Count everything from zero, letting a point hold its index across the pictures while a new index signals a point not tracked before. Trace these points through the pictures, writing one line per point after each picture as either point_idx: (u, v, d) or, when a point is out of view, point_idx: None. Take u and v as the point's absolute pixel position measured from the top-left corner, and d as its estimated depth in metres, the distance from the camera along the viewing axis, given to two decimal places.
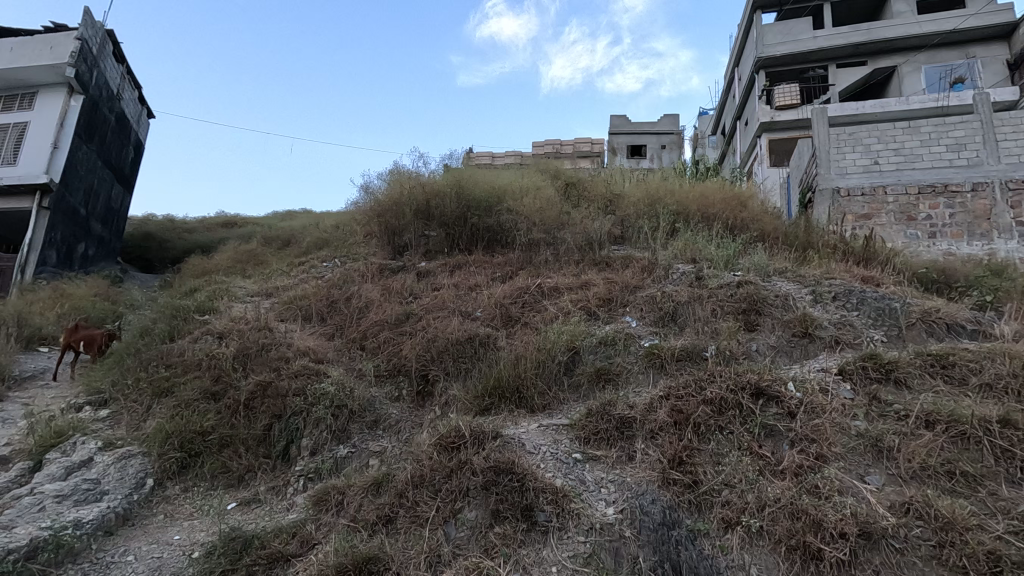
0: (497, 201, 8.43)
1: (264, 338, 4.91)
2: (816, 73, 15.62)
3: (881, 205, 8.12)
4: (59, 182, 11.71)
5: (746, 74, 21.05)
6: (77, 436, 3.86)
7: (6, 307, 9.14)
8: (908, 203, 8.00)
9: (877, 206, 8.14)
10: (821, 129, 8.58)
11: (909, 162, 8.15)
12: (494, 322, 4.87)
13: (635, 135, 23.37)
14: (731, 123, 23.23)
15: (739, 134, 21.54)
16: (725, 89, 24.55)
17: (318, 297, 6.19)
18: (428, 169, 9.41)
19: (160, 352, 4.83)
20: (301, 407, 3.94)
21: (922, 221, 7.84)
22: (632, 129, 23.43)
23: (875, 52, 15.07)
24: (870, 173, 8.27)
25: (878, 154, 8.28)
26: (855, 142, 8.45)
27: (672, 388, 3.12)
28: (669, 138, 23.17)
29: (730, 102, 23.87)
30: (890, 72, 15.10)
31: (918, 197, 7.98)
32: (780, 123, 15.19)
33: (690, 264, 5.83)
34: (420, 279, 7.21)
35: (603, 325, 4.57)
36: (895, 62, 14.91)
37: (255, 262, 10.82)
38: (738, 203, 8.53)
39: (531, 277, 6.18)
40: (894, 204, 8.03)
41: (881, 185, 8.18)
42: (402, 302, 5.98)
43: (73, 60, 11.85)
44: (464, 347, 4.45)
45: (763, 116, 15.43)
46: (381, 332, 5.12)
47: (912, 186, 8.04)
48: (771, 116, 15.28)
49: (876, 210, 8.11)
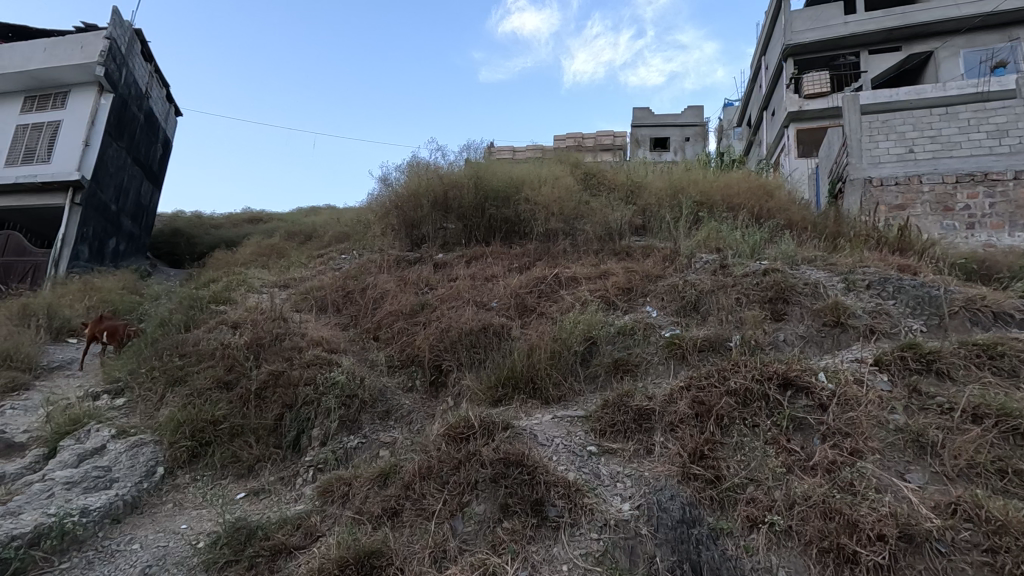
0: (514, 192, 8.30)
1: (279, 327, 4.89)
2: (848, 60, 15.08)
3: (916, 195, 7.71)
4: (91, 178, 11.96)
5: (773, 63, 20.50)
6: (91, 424, 3.86)
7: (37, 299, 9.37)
8: (945, 193, 7.59)
9: (911, 196, 7.73)
10: (852, 116, 8.24)
11: (946, 150, 7.79)
12: (509, 311, 4.76)
13: (658, 127, 22.96)
14: (757, 113, 22.63)
15: (766, 125, 21.01)
16: (751, 79, 23.96)
17: (334, 288, 6.15)
18: (446, 160, 9.33)
19: (176, 341, 4.83)
20: (312, 396, 3.89)
21: (960, 212, 7.45)
22: (655, 121, 23.02)
23: (910, 36, 14.45)
24: (905, 162, 7.87)
25: (913, 142, 7.91)
26: (889, 129, 8.06)
27: (694, 378, 2.96)
28: (692, 130, 22.73)
29: (757, 91, 23.26)
30: (925, 57, 14.48)
31: (955, 186, 7.57)
32: (809, 112, 14.71)
33: (712, 253, 5.62)
34: (436, 271, 7.12)
35: (622, 314, 4.42)
36: (931, 46, 14.27)
37: (276, 255, 10.90)
38: (764, 192, 8.24)
39: (548, 267, 6.04)
40: (929, 194, 7.62)
41: (916, 174, 7.76)
42: (418, 293, 5.91)
43: (102, 59, 12.05)
44: (479, 336, 4.34)
45: (791, 105, 14.96)
46: (395, 323, 5.04)
47: (949, 175, 7.62)
48: (800, 105, 14.79)
49: (911, 200, 7.71)
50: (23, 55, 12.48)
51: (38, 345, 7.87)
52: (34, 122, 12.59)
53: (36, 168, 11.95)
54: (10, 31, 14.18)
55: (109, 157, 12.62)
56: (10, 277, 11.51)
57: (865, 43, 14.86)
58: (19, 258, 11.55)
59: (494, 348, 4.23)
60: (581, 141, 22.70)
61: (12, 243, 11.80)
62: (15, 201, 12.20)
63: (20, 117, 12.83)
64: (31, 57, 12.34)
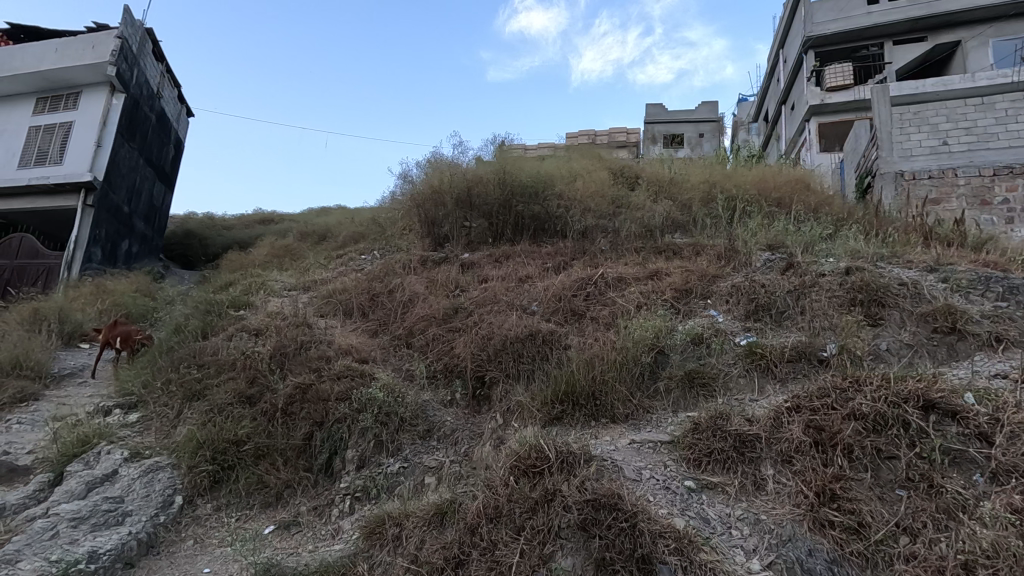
0: (541, 189, 7.87)
1: (303, 335, 4.51)
2: (872, 51, 14.50)
3: (952, 188, 7.15)
4: (104, 180, 11.69)
5: (792, 57, 19.91)
6: (102, 445, 3.49)
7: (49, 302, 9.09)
8: (982, 186, 7.05)
9: (946, 189, 7.16)
10: (881, 110, 7.66)
11: (983, 142, 7.31)
12: (556, 315, 4.34)
13: (673, 124, 22.42)
14: (775, 107, 21.97)
15: (784, 120, 20.45)
16: (769, 73, 23.34)
17: (360, 291, 5.75)
18: (467, 156, 8.91)
19: (194, 350, 4.45)
20: (346, 414, 3.51)
21: (999, 206, 6.90)
22: (669, 117, 22.48)
23: (936, 26, 13.81)
24: (939, 156, 7.36)
25: (947, 134, 7.37)
26: (921, 121, 7.54)
27: (801, 396, 2.50)
28: (707, 126, 22.18)
29: (775, 85, 22.62)
30: (952, 48, 13.83)
31: (993, 179, 7.03)
32: (831, 105, 14.12)
33: (771, 251, 5.15)
34: (464, 271, 6.70)
35: (685, 318, 3.98)
36: (958, 36, 13.62)
37: (293, 256, 10.53)
38: (806, 186, 7.77)
39: (588, 267, 5.60)
40: (965, 187, 7.09)
41: (951, 168, 7.21)
42: (449, 296, 5.49)
43: (114, 59, 11.75)
44: (526, 344, 3.91)
45: (813, 99, 14.39)
46: (428, 329, 4.63)
47: (986, 168, 7.10)
48: (822, 98, 14.22)
49: (946, 194, 7.15)
50: (34, 55, 12.22)
51: (50, 351, 7.56)
52: (46, 123, 12.34)
53: (49, 170, 11.69)
54: (21, 32, 13.95)
55: (122, 157, 12.34)
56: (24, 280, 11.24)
57: (889, 33, 14.24)
58: (33, 261, 11.28)
59: (544, 357, 3.80)
60: (596, 138, 22.18)
61: (24, 245, 11.52)
62: (27, 204, 11.95)
63: (32, 119, 12.59)
64: (43, 57, 12.08)
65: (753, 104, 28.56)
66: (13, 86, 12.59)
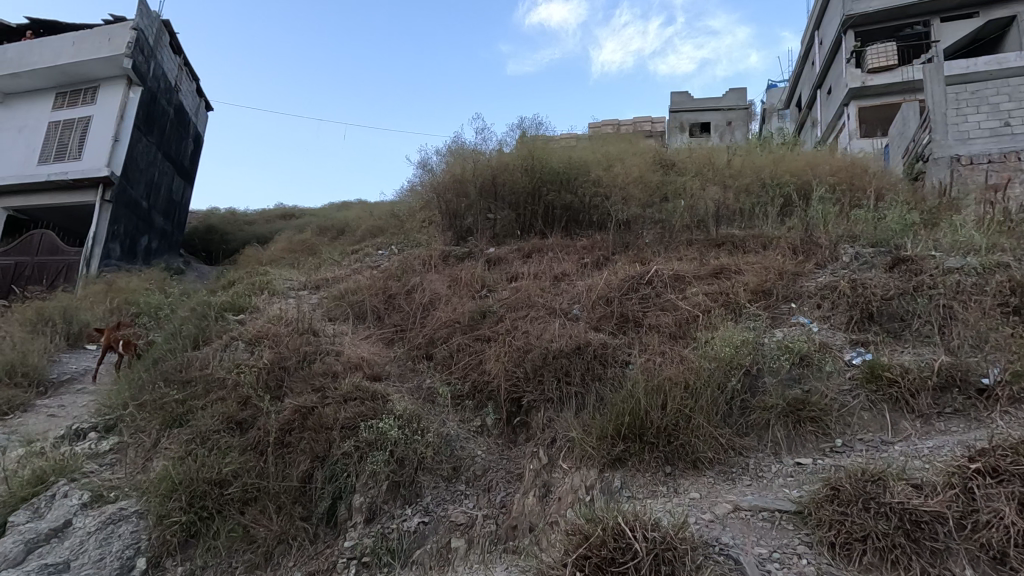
0: (574, 175, 7.06)
1: (307, 344, 3.88)
2: (916, 30, 13.34)
3: (1016, 172, 6.21)
4: (121, 175, 11.27)
5: (828, 38, 18.63)
6: (60, 486, 2.92)
7: (57, 301, 8.67)
8: None
9: (1009, 174, 6.22)
10: (935, 88, 6.83)
11: None
12: (606, 321, 3.61)
13: (698, 113, 21.22)
14: (810, 92, 20.75)
15: (820, 105, 19.23)
16: (802, 56, 22.11)
17: (376, 291, 5.09)
18: (489, 144, 8.18)
19: (181, 362, 3.84)
20: (353, 448, 2.85)
21: None
22: (695, 105, 21.33)
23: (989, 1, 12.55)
24: (1000, 138, 6.42)
25: (1009, 115, 6.49)
26: (980, 100, 6.68)
27: (992, 453, 1.75)
28: (735, 114, 20.97)
29: (809, 69, 21.39)
30: (1009, 22, 12.45)
31: None
32: (873, 87, 13.01)
33: (861, 245, 4.29)
34: (491, 268, 6.00)
35: (770, 327, 3.23)
36: (1014, 10, 12.25)
37: (308, 252, 9.96)
38: (862, 170, 6.78)
39: (634, 264, 4.87)
40: None
41: (1015, 151, 6.27)
42: (475, 297, 4.79)
43: (130, 52, 11.24)
44: (572, 360, 3.18)
45: (853, 81, 13.26)
46: (452, 337, 3.96)
47: None
48: (864, 80, 13.10)
49: (1009, 179, 6.18)
50: (50, 48, 11.75)
51: (50, 354, 7.07)
52: (64, 119, 11.90)
53: (67, 166, 11.26)
54: (38, 26, 13.52)
55: (139, 152, 11.91)
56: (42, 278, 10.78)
57: (936, 10, 13.01)
58: (53, 257, 10.87)
59: (595, 376, 3.07)
60: (621, 126, 21.21)
61: (45, 242, 11.08)
62: (43, 201, 11.60)
63: (51, 115, 12.16)
64: (60, 51, 11.60)
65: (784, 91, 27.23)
66: (31, 81, 12.15)
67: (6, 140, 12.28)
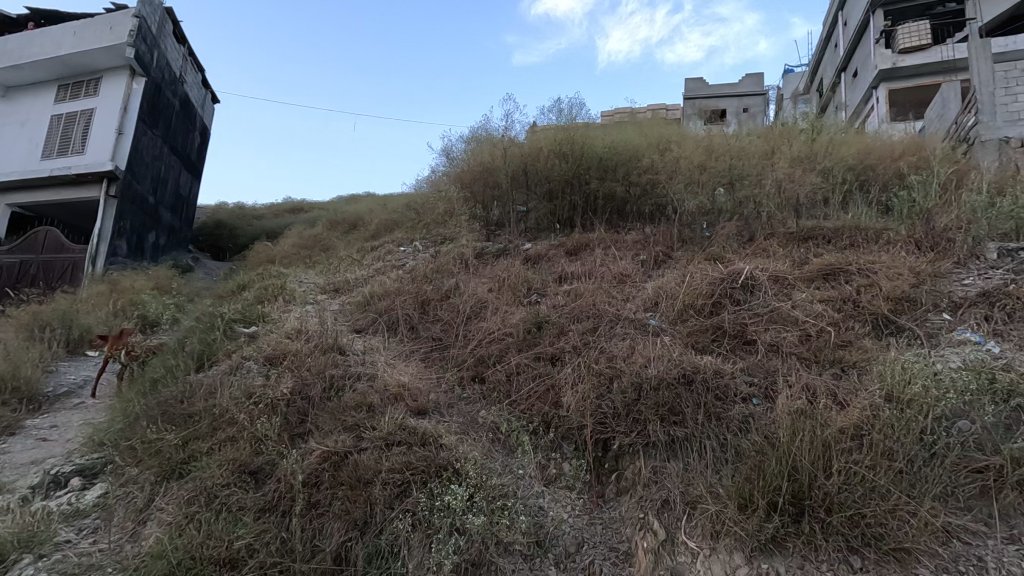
0: (623, 160, 6.16)
1: (334, 368, 3.21)
2: (949, 7, 12.22)
3: None
4: (126, 169, 10.62)
5: (854, 19, 17.57)
6: (24, 566, 2.26)
7: (59, 304, 8.03)
8: None
9: None
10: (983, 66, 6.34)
11: None
12: (702, 336, 2.91)
13: (713, 100, 20.19)
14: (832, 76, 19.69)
15: (844, 89, 18.20)
16: (825, 38, 21.03)
17: (407, 295, 4.40)
18: (512, 130, 7.41)
19: (181, 389, 3.18)
20: (406, 517, 2.21)
21: None
22: (711, 92, 20.39)
23: None
24: None
25: None
26: None
27: None
28: (753, 100, 19.93)
29: (832, 51, 20.29)
30: None
31: None
32: (904, 69, 11.98)
33: (1015, 242, 3.50)
34: (532, 268, 5.29)
35: (934, 349, 2.53)
36: None
37: (321, 249, 9.27)
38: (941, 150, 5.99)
39: (711, 264, 4.16)
40: None
41: None
42: (524, 304, 4.10)
43: (133, 40, 10.52)
44: (676, 393, 2.49)
45: (882, 62, 12.24)
46: (509, 356, 3.28)
47: None
48: (895, 61, 12.07)
49: None
50: (49, 38, 11.05)
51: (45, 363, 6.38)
52: (67, 112, 11.26)
53: (71, 160, 10.64)
54: (37, 16, 12.80)
55: (144, 145, 11.23)
56: (49, 277, 10.19)
57: None
58: (58, 255, 10.24)
59: (708, 414, 2.38)
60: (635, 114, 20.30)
61: (50, 239, 10.44)
62: (42, 197, 10.99)
63: (54, 108, 11.49)
64: (61, 41, 10.90)
65: (801, 76, 26.10)
66: (33, 73, 11.45)
67: (8, 135, 11.63)
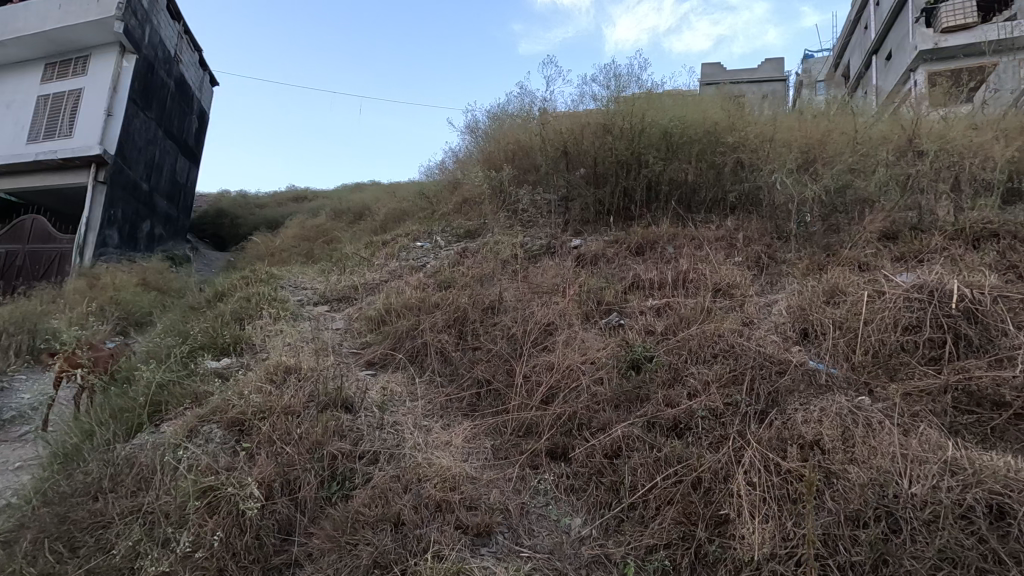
0: (698, 138, 4.88)
1: (337, 443, 2.07)
2: None
3: None
4: (118, 155, 9.35)
5: None
6: None
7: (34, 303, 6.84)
8: None
9: None
10: None
11: None
12: (937, 409, 1.80)
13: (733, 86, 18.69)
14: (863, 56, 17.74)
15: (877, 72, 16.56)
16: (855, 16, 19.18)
17: (436, 312, 3.25)
18: (542, 104, 6.19)
19: (102, 473, 2.02)
20: None
21: None
22: (729, 77, 18.88)
23: None
24: None
25: None
26: None
27: None
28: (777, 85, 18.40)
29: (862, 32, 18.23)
30: None
31: None
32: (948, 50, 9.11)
33: None
34: (591, 272, 4.14)
35: None
36: None
37: (323, 242, 8.08)
38: None
39: (860, 275, 2.99)
40: None
41: None
42: (603, 328, 2.95)
43: (121, 13, 9.08)
44: (984, 538, 1.33)
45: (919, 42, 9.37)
46: (603, 422, 2.13)
47: None
48: (935, 42, 9.22)
49: None
50: (31, 10, 9.54)
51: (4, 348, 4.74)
52: (53, 92, 9.83)
53: (57, 145, 9.30)
54: None
55: (138, 129, 9.96)
56: (36, 269, 9.02)
57: None
58: (45, 246, 9.04)
59: None
60: None
61: (36, 227, 9.23)
62: (15, 182, 9.83)
63: (40, 88, 10.07)
64: (45, 14, 9.43)
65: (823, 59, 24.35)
66: (17, 51, 9.99)
67: None
